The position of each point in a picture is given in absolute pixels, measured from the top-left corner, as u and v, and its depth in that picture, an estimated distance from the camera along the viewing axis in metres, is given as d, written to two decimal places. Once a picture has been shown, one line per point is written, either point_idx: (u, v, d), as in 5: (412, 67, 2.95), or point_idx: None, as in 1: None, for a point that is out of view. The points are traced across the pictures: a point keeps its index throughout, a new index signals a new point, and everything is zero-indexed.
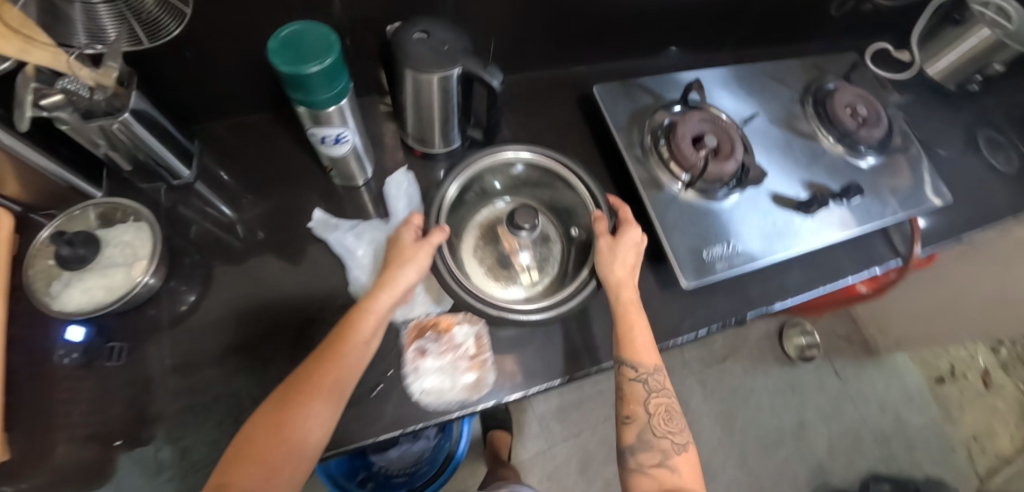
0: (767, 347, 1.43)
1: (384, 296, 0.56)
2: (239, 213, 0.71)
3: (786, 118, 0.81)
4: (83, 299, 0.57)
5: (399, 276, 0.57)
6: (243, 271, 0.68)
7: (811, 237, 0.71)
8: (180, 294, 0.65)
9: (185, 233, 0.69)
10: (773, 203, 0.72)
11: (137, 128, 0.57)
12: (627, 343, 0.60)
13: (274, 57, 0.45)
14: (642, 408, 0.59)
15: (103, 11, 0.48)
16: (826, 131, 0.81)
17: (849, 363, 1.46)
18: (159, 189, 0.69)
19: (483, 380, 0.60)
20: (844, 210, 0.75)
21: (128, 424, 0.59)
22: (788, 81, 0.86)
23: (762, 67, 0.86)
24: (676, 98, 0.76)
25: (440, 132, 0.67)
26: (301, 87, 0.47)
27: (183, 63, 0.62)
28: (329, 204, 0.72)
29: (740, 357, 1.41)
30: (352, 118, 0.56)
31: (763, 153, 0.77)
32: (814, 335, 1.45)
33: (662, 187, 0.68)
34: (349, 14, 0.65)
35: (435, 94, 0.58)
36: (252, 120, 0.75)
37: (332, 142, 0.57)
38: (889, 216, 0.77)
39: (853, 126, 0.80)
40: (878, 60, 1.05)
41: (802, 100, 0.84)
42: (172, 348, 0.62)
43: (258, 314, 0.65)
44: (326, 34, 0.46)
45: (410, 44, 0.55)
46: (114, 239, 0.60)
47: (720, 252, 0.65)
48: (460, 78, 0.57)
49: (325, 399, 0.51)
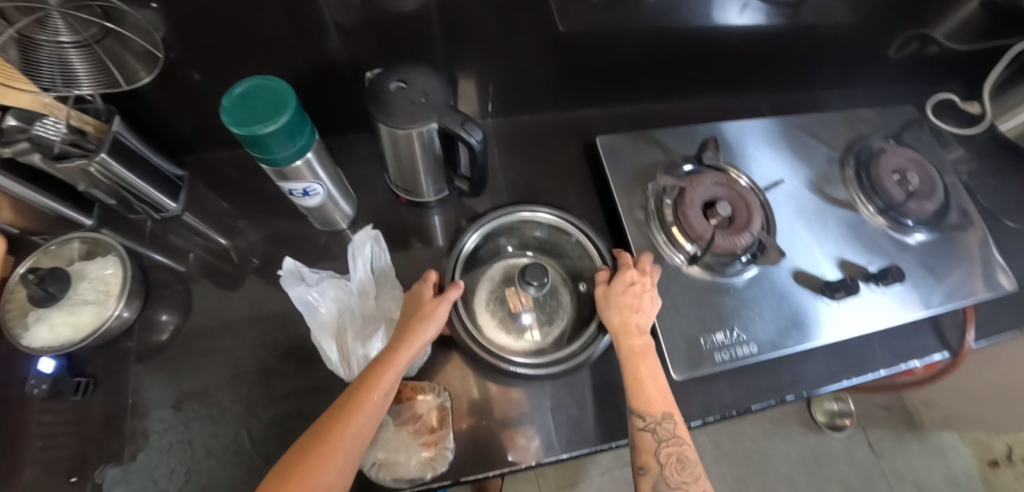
0: (792, 410, 1.31)
1: (406, 350, 0.51)
2: (222, 247, 0.70)
3: (819, 181, 0.72)
4: (51, 336, 0.57)
5: (423, 330, 0.53)
6: (217, 309, 0.66)
7: (836, 326, 0.62)
8: (151, 328, 0.64)
9: (166, 264, 0.68)
10: (794, 282, 0.64)
11: (116, 167, 0.56)
12: (638, 388, 0.52)
13: (226, 117, 0.42)
14: (654, 460, 0.50)
15: (75, 55, 0.49)
16: (866, 199, 0.72)
17: (886, 436, 1.31)
18: (147, 218, 0.69)
19: (438, 459, 0.55)
20: (879, 295, 0.65)
21: (82, 463, 0.58)
22: (826, 138, 0.77)
23: (798, 119, 0.78)
24: (691, 155, 0.69)
25: (423, 180, 0.63)
26: (259, 147, 0.44)
27: (171, 97, 0.61)
28: (312, 243, 0.70)
29: (760, 419, 1.30)
30: (323, 172, 0.54)
31: (789, 221, 0.68)
32: (847, 401, 1.33)
33: (662, 259, 0.62)
34: (341, 52, 0.62)
35: (412, 146, 0.54)
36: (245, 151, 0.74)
37: (301, 195, 0.54)
38: (935, 304, 0.67)
39: (899, 197, 0.70)
40: (941, 112, 0.94)
41: (840, 161, 0.75)
42: (135, 385, 0.61)
43: (225, 356, 0.63)
44: (282, 92, 0.44)
45: (385, 94, 0.51)
46: (91, 274, 0.60)
47: (722, 338, 0.58)
48: (439, 133, 0.53)
49: (337, 467, 0.44)
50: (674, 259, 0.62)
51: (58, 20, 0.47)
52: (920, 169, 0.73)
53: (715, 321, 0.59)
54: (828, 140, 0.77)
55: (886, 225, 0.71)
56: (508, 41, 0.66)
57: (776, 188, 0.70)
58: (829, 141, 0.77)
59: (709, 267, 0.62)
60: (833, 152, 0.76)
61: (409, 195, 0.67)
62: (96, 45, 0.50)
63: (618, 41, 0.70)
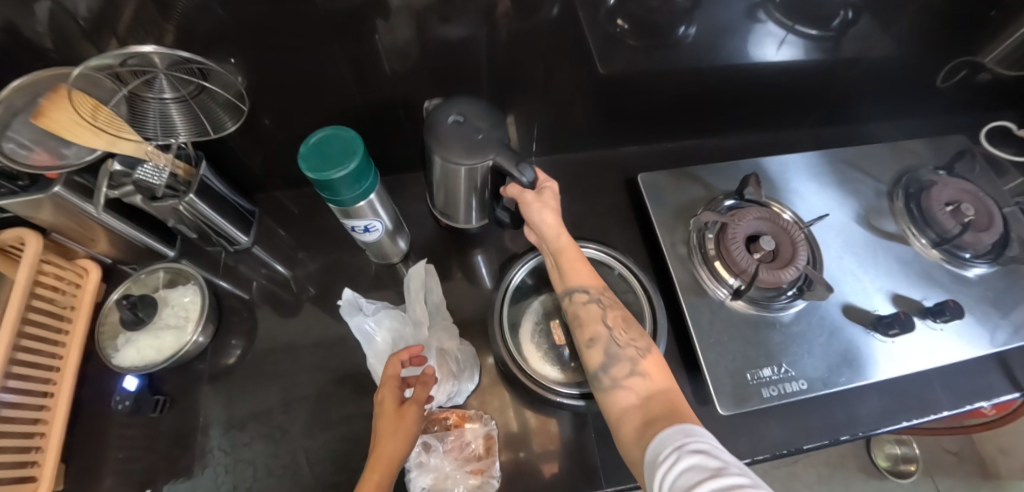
0: (850, 453, 1.24)
1: (377, 479, 0.49)
2: (284, 277, 0.75)
3: (866, 214, 0.72)
4: (137, 357, 0.63)
5: (389, 453, 0.50)
6: (280, 335, 0.71)
7: (891, 364, 0.60)
8: (221, 352, 0.69)
9: (236, 293, 0.74)
10: (844, 317, 0.62)
11: (201, 206, 0.63)
12: (564, 266, 0.58)
13: (303, 164, 0.47)
14: (601, 326, 0.55)
15: (174, 109, 0.55)
16: (918, 232, 0.70)
17: (959, 486, 1.21)
18: (220, 251, 0.76)
19: (487, 485, 0.57)
20: (937, 332, 0.63)
21: (159, 476, 0.62)
22: (872, 171, 0.76)
23: (841, 152, 0.77)
24: (731, 190, 0.70)
25: (463, 209, 0.67)
26: (328, 190, 0.49)
27: (249, 142, 0.68)
28: (366, 274, 0.74)
29: (814, 462, 1.23)
30: (382, 209, 0.58)
31: (836, 254, 0.67)
32: (912, 445, 1.24)
33: (706, 293, 0.62)
34: (398, 100, 0.68)
35: (462, 179, 0.58)
36: (308, 190, 0.80)
37: (362, 231, 0.59)
38: (1001, 342, 0.64)
39: (954, 230, 0.68)
40: (997, 141, 0.91)
41: (888, 193, 0.74)
42: (206, 404, 0.66)
43: (287, 379, 0.67)
44: (352, 142, 0.49)
45: (440, 128, 0.55)
46: (174, 301, 0.66)
47: (770, 374, 0.58)
48: (492, 169, 0.57)
49: None
50: (718, 293, 0.62)
51: (163, 81, 0.52)
52: (977, 200, 0.71)
53: (761, 356, 0.59)
54: (874, 171, 0.76)
55: (941, 258, 0.69)
56: (552, 85, 0.70)
57: (821, 222, 0.69)
58: (877, 172, 0.76)
59: (754, 300, 0.62)
60: (880, 184, 0.75)
61: (447, 220, 0.71)
62: (192, 99, 0.56)
63: (656, 81, 0.73)
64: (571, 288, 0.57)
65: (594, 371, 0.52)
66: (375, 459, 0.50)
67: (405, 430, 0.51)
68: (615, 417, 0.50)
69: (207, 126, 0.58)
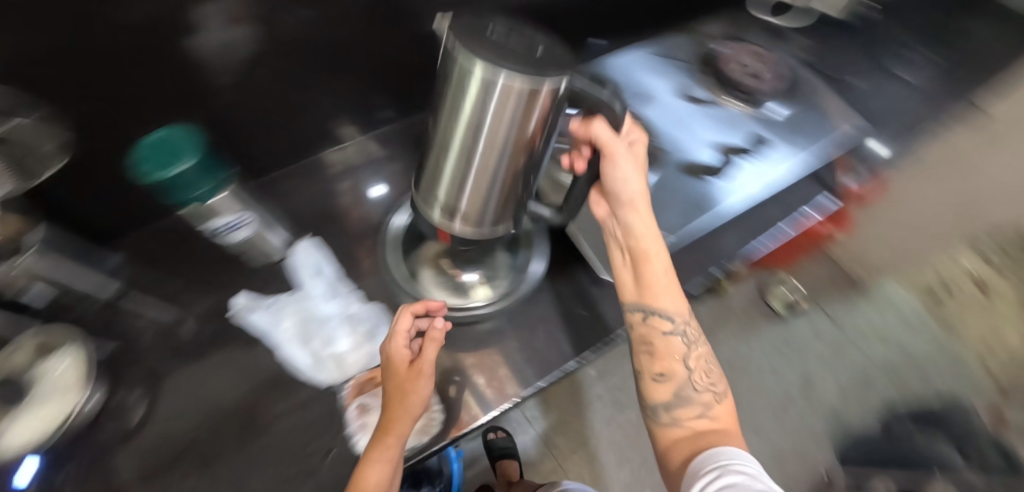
0: (753, 309, 1.44)
1: (394, 440, 0.53)
2: (178, 309, 0.70)
3: (683, 89, 0.83)
4: (23, 440, 0.55)
5: (411, 409, 0.55)
6: (192, 367, 0.66)
7: (729, 198, 0.71)
8: (126, 408, 0.62)
9: (123, 340, 0.66)
10: (687, 173, 0.72)
11: (43, 262, 0.58)
12: (641, 282, 0.59)
13: (144, 165, 0.48)
14: (679, 367, 0.57)
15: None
16: (725, 92, 0.83)
17: (839, 305, 1.49)
18: (85, 306, 0.67)
19: (433, 419, 0.60)
20: (759, 163, 0.75)
21: None
22: (679, 55, 0.88)
23: (652, 46, 0.88)
24: None
25: (484, 182, 0.51)
26: (178, 188, 0.50)
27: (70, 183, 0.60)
28: (259, 281, 0.71)
29: (729, 326, 1.41)
30: (244, 204, 0.60)
31: (669, 127, 0.78)
32: (795, 284, 1.45)
33: None
34: (230, 101, 0.65)
35: (501, 118, 0.44)
36: (167, 221, 0.75)
37: (229, 231, 0.59)
38: (809, 155, 0.77)
39: (748, 82, 0.82)
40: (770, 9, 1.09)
41: (695, 69, 0.86)
42: (123, 466, 0.59)
43: (211, 406, 0.63)
44: (187, 136, 0.51)
45: (476, 37, 0.42)
46: (48, 371, 0.59)
47: None
48: (558, 97, 0.44)
49: None
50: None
51: None
52: (762, 58, 0.85)
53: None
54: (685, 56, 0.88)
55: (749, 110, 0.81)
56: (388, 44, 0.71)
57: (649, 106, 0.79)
58: (687, 56, 0.88)
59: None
60: (691, 65, 0.87)
61: (455, 226, 0.57)
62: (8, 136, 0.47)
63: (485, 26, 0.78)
64: (654, 308, 0.58)
65: (656, 405, 0.56)
66: (387, 419, 0.54)
67: (417, 399, 0.55)
68: (664, 449, 0.55)
69: (42, 172, 0.51)
